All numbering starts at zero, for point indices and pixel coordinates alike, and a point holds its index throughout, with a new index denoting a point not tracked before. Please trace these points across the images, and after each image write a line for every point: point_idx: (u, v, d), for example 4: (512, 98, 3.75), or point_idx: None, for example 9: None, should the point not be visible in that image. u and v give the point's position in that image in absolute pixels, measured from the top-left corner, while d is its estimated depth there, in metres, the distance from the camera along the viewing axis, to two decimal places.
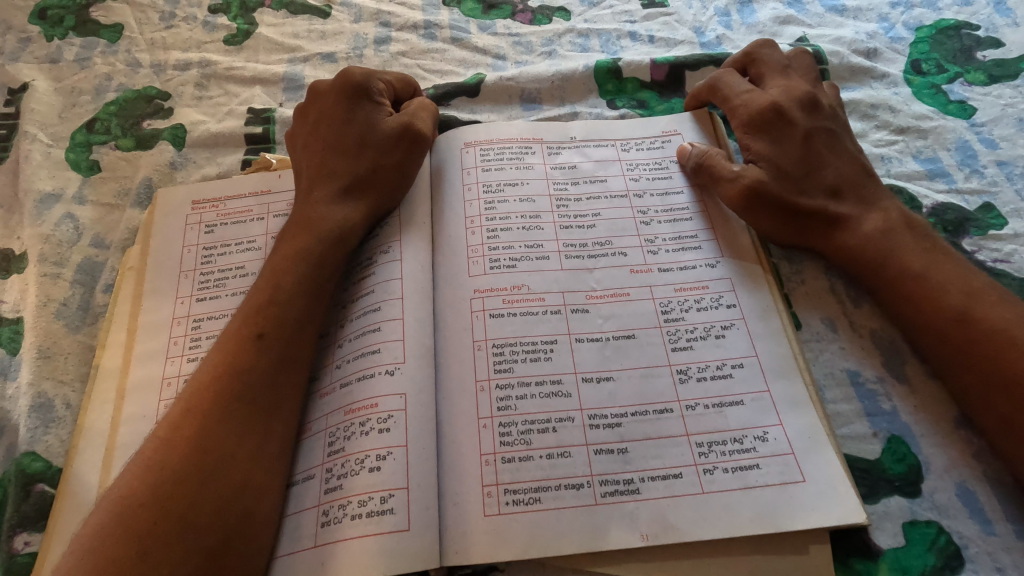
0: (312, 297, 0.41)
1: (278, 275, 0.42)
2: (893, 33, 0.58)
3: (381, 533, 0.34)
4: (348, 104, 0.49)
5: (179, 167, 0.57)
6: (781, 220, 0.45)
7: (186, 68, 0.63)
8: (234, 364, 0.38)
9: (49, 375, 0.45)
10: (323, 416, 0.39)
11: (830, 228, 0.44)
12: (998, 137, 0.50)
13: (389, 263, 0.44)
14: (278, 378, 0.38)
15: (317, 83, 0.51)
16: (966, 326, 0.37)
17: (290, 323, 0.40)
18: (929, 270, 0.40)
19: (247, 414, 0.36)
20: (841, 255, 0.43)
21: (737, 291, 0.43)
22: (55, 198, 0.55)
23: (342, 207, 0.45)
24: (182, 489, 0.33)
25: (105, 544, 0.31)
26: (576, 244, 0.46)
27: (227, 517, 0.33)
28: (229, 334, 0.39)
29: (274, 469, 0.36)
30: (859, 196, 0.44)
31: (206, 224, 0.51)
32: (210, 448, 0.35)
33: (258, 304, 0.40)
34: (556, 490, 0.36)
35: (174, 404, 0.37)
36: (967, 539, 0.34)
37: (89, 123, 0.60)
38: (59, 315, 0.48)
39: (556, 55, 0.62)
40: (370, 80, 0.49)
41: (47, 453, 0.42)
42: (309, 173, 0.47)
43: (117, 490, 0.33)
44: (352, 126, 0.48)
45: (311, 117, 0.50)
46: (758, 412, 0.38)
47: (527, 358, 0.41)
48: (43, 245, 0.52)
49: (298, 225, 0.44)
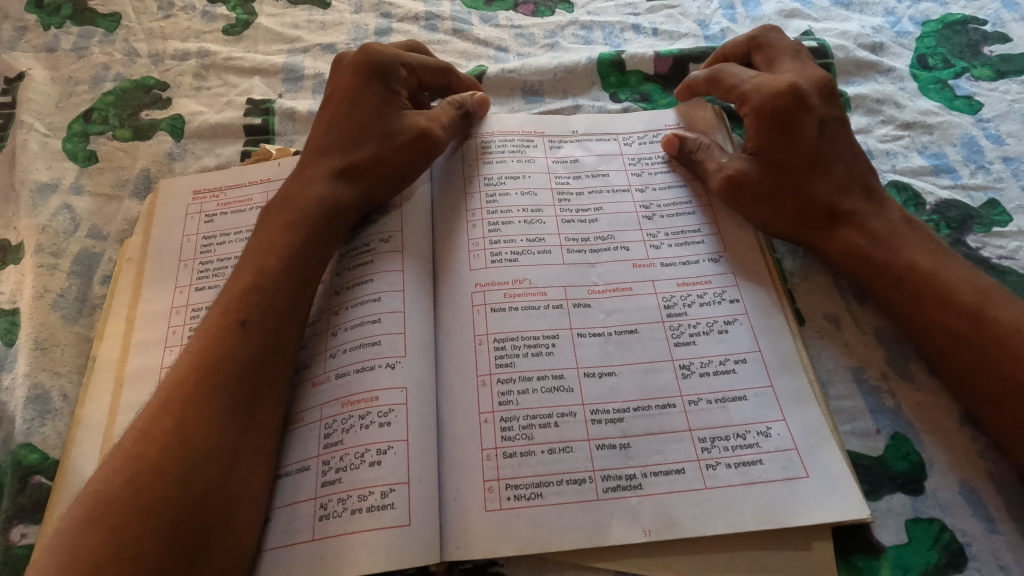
0: (298, 285, 0.41)
1: (262, 261, 0.41)
2: (899, 27, 0.58)
3: (382, 528, 0.34)
4: (363, 84, 0.47)
5: (177, 158, 0.56)
6: (784, 214, 0.44)
7: (185, 58, 0.63)
8: (218, 353, 0.37)
9: (47, 367, 0.45)
10: (317, 409, 0.38)
11: (833, 225, 0.43)
12: (1004, 133, 0.49)
13: (388, 254, 0.44)
14: (266, 367, 0.37)
15: (344, 60, 0.50)
16: (974, 331, 0.37)
17: (275, 312, 0.39)
18: (937, 271, 0.39)
19: (228, 405, 0.35)
20: (841, 254, 0.42)
21: (742, 286, 0.43)
22: (52, 188, 0.54)
23: (340, 195, 0.44)
24: (165, 480, 0.32)
25: (83, 539, 0.31)
26: (578, 238, 0.46)
27: (212, 509, 0.33)
28: (212, 320, 0.39)
29: (258, 460, 0.36)
30: (865, 194, 0.43)
31: (207, 213, 0.51)
32: (193, 439, 0.34)
33: (240, 291, 0.39)
34: (558, 486, 0.36)
35: (155, 394, 0.36)
36: (970, 537, 0.34)
37: (87, 113, 0.59)
38: (56, 306, 0.48)
39: (559, 47, 0.61)
40: (396, 67, 0.48)
41: (44, 445, 0.42)
42: (314, 156, 0.46)
43: (98, 482, 0.33)
44: (367, 112, 0.47)
45: (330, 98, 0.48)
46: (761, 408, 0.38)
47: (528, 353, 0.40)
48: (39, 236, 0.51)
49: (282, 206, 0.43)
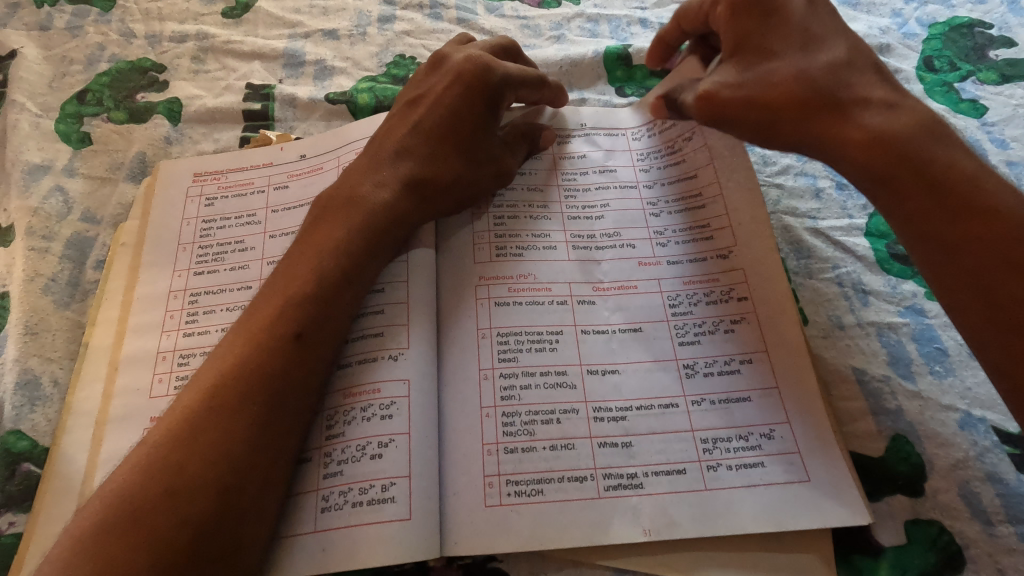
0: (351, 293, 0.39)
1: (321, 267, 0.39)
2: (906, 29, 0.57)
3: (383, 522, 0.34)
4: (465, 96, 0.45)
5: (174, 142, 0.55)
6: (789, 98, 0.39)
7: (182, 40, 0.61)
8: (271, 364, 0.35)
9: (37, 352, 0.44)
10: (332, 409, 0.37)
11: (843, 111, 0.38)
12: (1008, 137, 0.50)
13: (414, 254, 0.43)
14: (308, 378, 0.36)
15: (451, 64, 0.47)
16: (996, 228, 0.33)
17: (330, 323, 0.37)
18: (961, 166, 0.35)
19: (271, 418, 0.34)
20: (849, 144, 0.37)
21: (753, 282, 0.41)
22: (44, 170, 0.53)
23: (406, 212, 0.42)
24: (205, 496, 0.31)
25: (112, 545, 0.29)
26: (584, 235, 0.45)
27: (243, 522, 0.32)
28: (263, 324, 0.37)
29: (287, 471, 0.34)
30: (880, 81, 0.39)
31: (207, 196, 0.50)
32: (238, 456, 0.33)
33: (293, 295, 0.37)
34: (559, 483, 0.36)
35: (195, 393, 0.35)
36: (969, 540, 0.34)
37: (80, 94, 0.58)
38: (47, 290, 0.47)
39: (565, 39, 0.60)
40: (504, 88, 0.46)
41: (33, 432, 0.41)
42: (395, 164, 0.43)
43: (131, 485, 0.32)
44: (461, 128, 0.45)
45: (424, 101, 0.46)
46: (765, 410, 0.38)
47: (531, 348, 0.40)
48: (30, 218, 0.50)
49: (338, 206, 0.42)
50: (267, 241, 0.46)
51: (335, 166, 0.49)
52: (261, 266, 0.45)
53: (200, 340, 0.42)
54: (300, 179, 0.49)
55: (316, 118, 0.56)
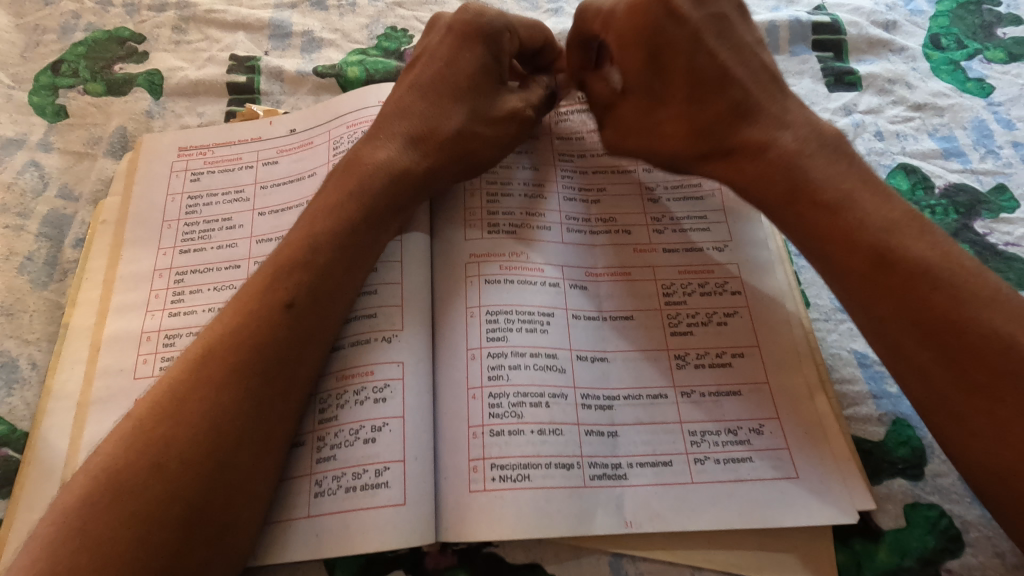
0: (353, 266, 0.37)
1: (313, 237, 0.37)
2: (913, 5, 0.56)
3: (376, 508, 0.33)
4: (460, 44, 0.44)
5: (155, 116, 0.53)
6: (684, 125, 0.40)
7: (162, 9, 0.59)
8: (263, 335, 0.34)
9: (12, 334, 0.42)
10: (331, 391, 0.36)
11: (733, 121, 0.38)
12: (1015, 118, 0.48)
13: (407, 237, 0.42)
14: (302, 348, 0.34)
15: (442, 21, 0.46)
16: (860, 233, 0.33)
17: (324, 294, 0.36)
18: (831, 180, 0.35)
19: (262, 393, 0.33)
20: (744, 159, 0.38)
21: (745, 280, 0.41)
22: (17, 144, 0.51)
23: (410, 170, 0.41)
24: (194, 472, 0.30)
25: (100, 524, 0.28)
26: (580, 219, 0.44)
27: (236, 499, 0.31)
28: (253, 294, 0.35)
29: (281, 452, 0.33)
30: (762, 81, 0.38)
31: (193, 171, 0.48)
32: (228, 431, 0.31)
33: (286, 267, 0.36)
34: (546, 468, 0.35)
35: (183, 364, 0.33)
36: (968, 524, 0.34)
37: (55, 65, 0.55)
38: (23, 269, 0.45)
39: (563, 12, 0.58)
40: (502, 28, 0.44)
41: (11, 415, 0.40)
42: (394, 125, 0.42)
43: (118, 461, 0.30)
44: (463, 79, 0.43)
45: (420, 59, 0.45)
46: (755, 405, 0.37)
47: (522, 328, 0.39)
48: (4, 194, 0.48)
49: (341, 170, 0.40)
50: (255, 219, 0.45)
51: (326, 140, 0.47)
52: (250, 244, 0.44)
53: (187, 320, 0.41)
54: (290, 155, 0.47)
55: (304, 93, 0.54)
